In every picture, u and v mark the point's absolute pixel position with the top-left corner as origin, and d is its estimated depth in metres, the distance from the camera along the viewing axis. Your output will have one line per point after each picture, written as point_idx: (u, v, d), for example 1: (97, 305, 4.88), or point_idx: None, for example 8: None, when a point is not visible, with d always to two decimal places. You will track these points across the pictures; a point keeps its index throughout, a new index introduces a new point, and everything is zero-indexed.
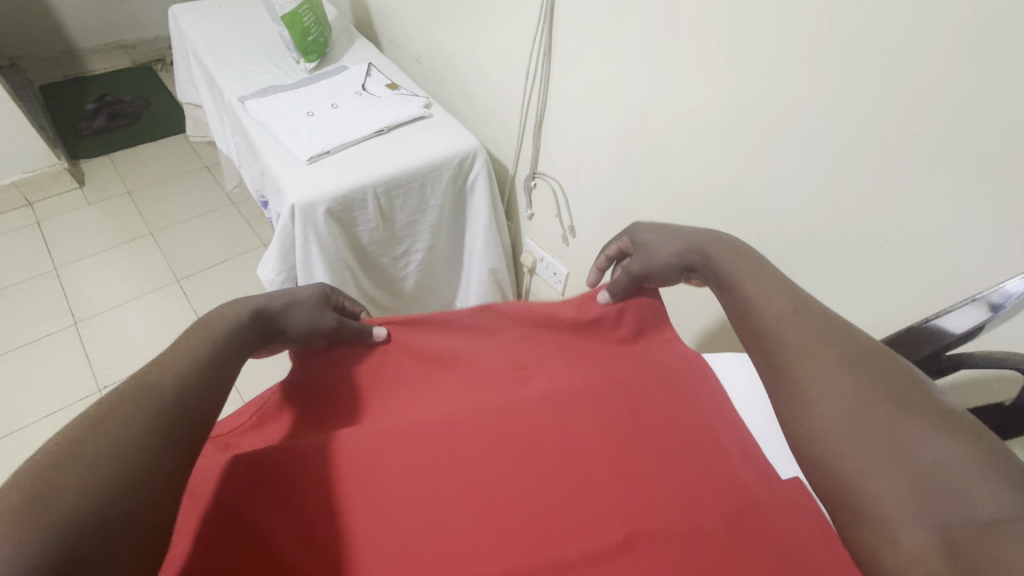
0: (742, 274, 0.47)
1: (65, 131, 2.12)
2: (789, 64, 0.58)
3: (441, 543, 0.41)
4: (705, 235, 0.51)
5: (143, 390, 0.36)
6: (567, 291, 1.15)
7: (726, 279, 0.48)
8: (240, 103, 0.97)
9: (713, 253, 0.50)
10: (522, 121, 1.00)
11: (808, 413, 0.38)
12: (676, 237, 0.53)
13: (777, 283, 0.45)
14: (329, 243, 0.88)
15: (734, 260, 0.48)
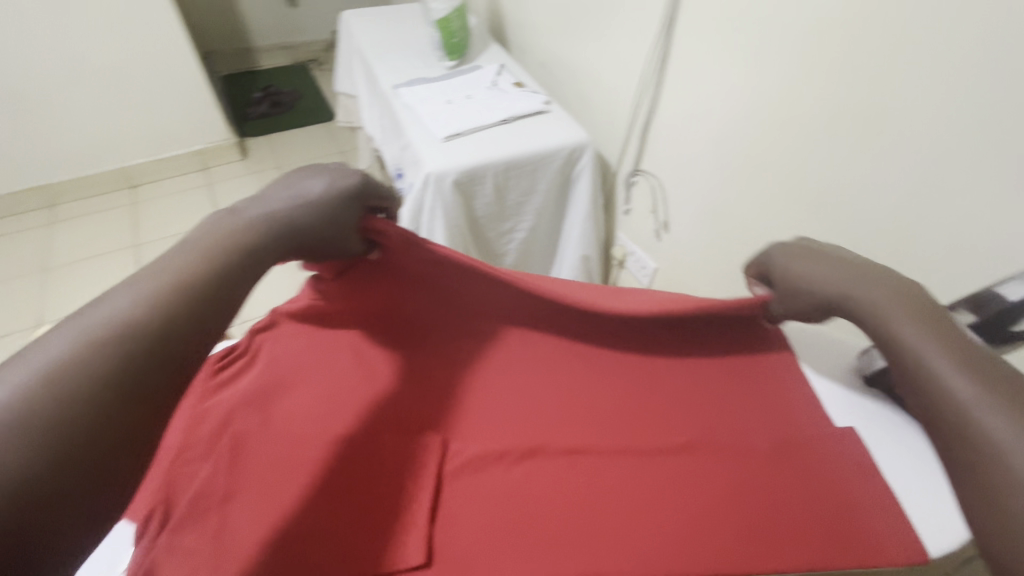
0: (906, 325, 0.38)
1: (236, 113, 2.54)
2: (899, 72, 0.64)
3: (508, 481, 0.46)
4: (873, 272, 0.43)
5: (126, 321, 0.32)
6: (653, 286, 1.22)
7: (873, 323, 0.41)
8: (394, 89, 1.15)
9: (872, 291, 0.41)
10: (630, 121, 1.10)
11: (994, 498, 0.30)
12: (833, 268, 0.45)
13: (944, 335, 0.37)
14: (451, 209, 1.03)
15: (890, 300, 0.40)
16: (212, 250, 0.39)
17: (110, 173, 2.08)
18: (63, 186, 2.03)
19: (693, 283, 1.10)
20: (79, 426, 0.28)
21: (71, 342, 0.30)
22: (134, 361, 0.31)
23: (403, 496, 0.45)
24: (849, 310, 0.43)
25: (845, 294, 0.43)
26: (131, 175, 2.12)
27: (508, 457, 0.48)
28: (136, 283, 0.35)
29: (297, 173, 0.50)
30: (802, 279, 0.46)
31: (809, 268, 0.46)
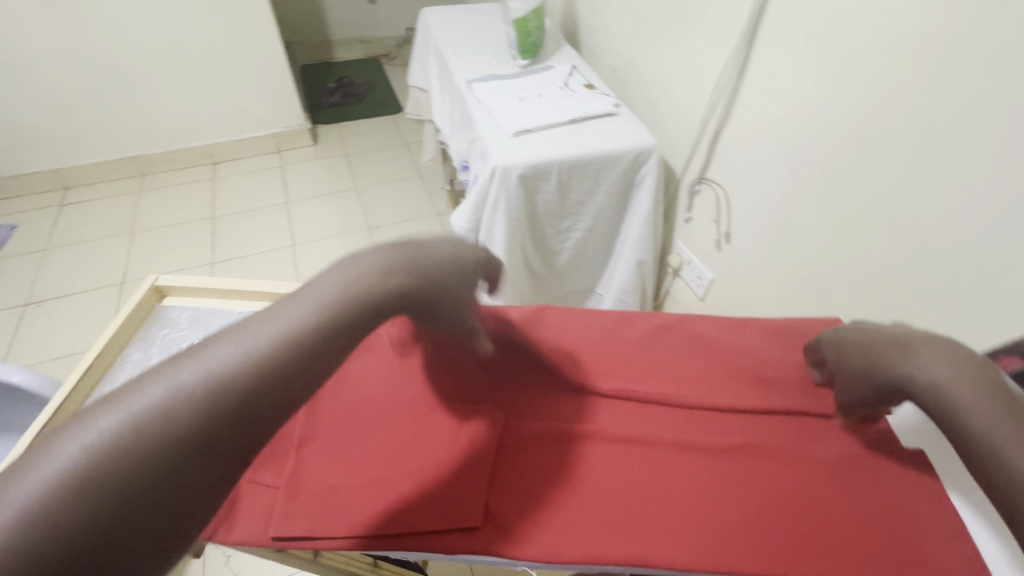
0: (981, 414, 0.36)
1: (311, 101, 2.67)
2: (998, 93, 0.61)
3: (565, 461, 0.47)
4: (948, 354, 0.40)
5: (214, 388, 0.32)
6: (707, 296, 1.20)
7: (943, 415, 0.38)
8: (467, 84, 1.19)
9: (941, 379, 0.39)
10: (700, 129, 1.09)
11: None
12: (916, 354, 0.41)
13: (1006, 402, 0.36)
14: (513, 202, 1.05)
15: (966, 391, 0.37)
16: (331, 301, 0.37)
17: (195, 150, 2.24)
18: (153, 159, 2.20)
19: (751, 297, 1.08)
20: (138, 491, 0.29)
21: (163, 398, 0.31)
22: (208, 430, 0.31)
23: (463, 462, 0.46)
24: (921, 402, 0.40)
25: (916, 383, 0.40)
26: (213, 153, 2.27)
27: (564, 438, 0.49)
28: (253, 326, 0.35)
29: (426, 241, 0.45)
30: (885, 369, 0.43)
31: (891, 354, 0.43)
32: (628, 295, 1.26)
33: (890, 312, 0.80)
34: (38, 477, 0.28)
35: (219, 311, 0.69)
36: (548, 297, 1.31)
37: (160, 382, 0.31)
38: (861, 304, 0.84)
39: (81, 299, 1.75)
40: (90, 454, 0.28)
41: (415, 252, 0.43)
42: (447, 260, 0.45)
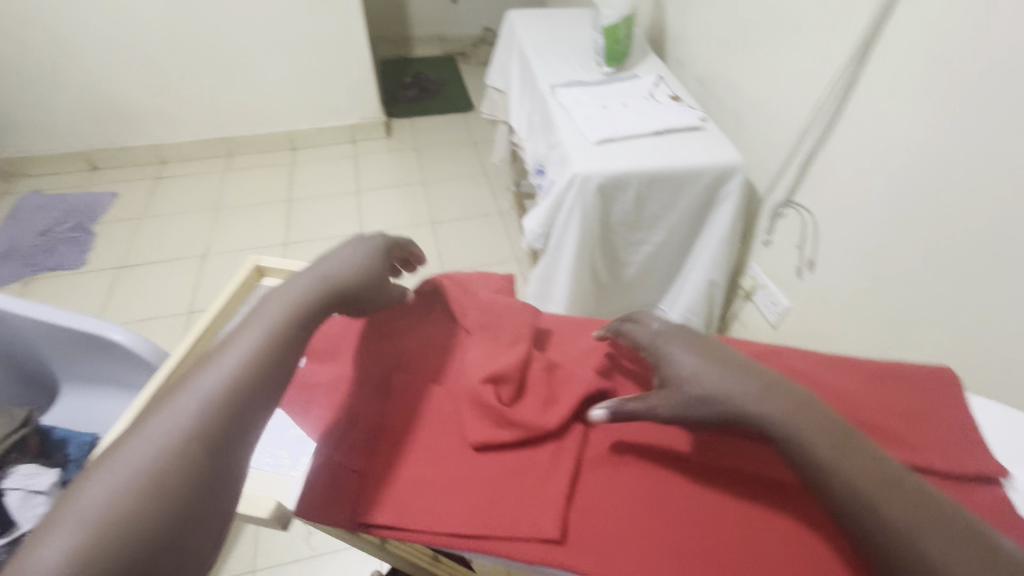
0: (784, 421, 0.42)
1: (387, 94, 2.76)
2: None
3: (647, 484, 0.46)
4: (729, 358, 0.47)
5: (192, 424, 0.41)
6: (781, 325, 1.15)
7: (755, 423, 0.43)
8: (551, 88, 1.19)
9: (734, 384, 0.45)
10: (791, 150, 1.03)
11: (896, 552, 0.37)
12: (704, 356, 0.47)
13: (809, 422, 0.42)
14: (589, 211, 1.04)
15: (757, 399, 0.43)
16: (259, 341, 0.46)
17: (278, 135, 2.36)
18: (240, 141, 2.34)
19: (831, 330, 1.02)
20: (152, 511, 0.37)
21: (155, 444, 0.39)
22: (190, 454, 0.39)
23: (544, 472, 0.46)
24: (718, 406, 0.44)
25: (712, 384, 0.45)
26: (294, 139, 2.39)
27: (649, 460, 0.48)
28: (201, 377, 0.43)
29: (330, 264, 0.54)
30: (674, 365, 0.48)
31: (683, 355, 0.48)
32: (694, 314, 1.22)
33: (999, 365, 0.73)
34: (79, 513, 0.36)
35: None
36: (611, 307, 1.30)
37: (138, 436, 0.40)
38: (963, 352, 0.77)
39: (168, 267, 1.89)
40: (102, 501, 0.36)
41: (331, 263, 0.54)
42: (361, 254, 0.56)
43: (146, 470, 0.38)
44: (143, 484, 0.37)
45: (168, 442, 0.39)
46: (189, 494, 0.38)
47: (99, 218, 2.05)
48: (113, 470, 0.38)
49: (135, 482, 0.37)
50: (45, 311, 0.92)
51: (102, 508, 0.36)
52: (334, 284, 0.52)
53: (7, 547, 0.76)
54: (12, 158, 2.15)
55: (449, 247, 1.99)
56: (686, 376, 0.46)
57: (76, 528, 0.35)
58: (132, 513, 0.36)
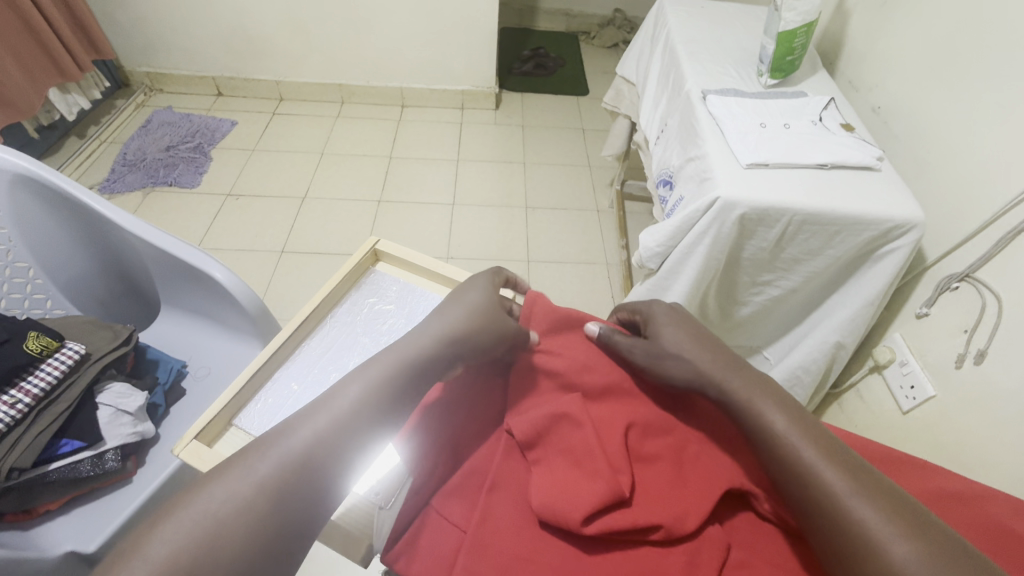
0: (712, 368, 0.47)
1: (502, 65, 2.68)
2: None
3: None
4: (705, 335, 0.51)
5: (299, 462, 0.38)
6: (914, 413, 0.97)
7: (703, 377, 0.47)
8: (702, 94, 1.06)
9: (698, 348, 0.49)
10: (992, 217, 0.85)
11: (809, 467, 0.39)
12: (676, 325, 0.52)
13: (727, 359, 0.48)
14: (722, 239, 0.92)
15: (716, 364, 0.48)
16: (381, 378, 0.44)
17: (390, 89, 2.36)
18: (355, 89, 2.36)
19: (980, 441, 0.83)
20: (247, 540, 0.34)
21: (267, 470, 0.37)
22: (288, 494, 0.37)
23: None
24: (678, 358, 0.49)
25: (676, 346, 0.50)
26: (405, 96, 2.39)
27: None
28: (315, 411, 0.41)
29: (451, 302, 0.52)
30: (658, 332, 0.52)
31: (659, 323, 0.54)
32: (808, 374, 1.07)
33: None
34: (182, 523, 0.34)
35: (421, 289, 0.68)
36: None
37: (249, 460, 0.38)
38: None
39: (269, 202, 1.95)
40: (205, 519, 0.34)
41: (463, 302, 0.52)
42: (489, 300, 0.53)
43: (274, 483, 0.37)
44: (267, 497, 0.36)
45: (276, 473, 0.37)
46: (280, 531, 0.36)
47: (216, 143, 2.15)
48: (246, 473, 0.37)
49: (237, 508, 0.35)
50: (160, 237, 0.93)
51: (185, 543, 0.33)
52: (475, 330, 0.49)
53: (91, 460, 0.78)
54: (153, 73, 2.29)
55: (537, 235, 1.91)
56: (664, 337, 0.51)
57: (190, 530, 0.34)
58: (264, 525, 0.35)
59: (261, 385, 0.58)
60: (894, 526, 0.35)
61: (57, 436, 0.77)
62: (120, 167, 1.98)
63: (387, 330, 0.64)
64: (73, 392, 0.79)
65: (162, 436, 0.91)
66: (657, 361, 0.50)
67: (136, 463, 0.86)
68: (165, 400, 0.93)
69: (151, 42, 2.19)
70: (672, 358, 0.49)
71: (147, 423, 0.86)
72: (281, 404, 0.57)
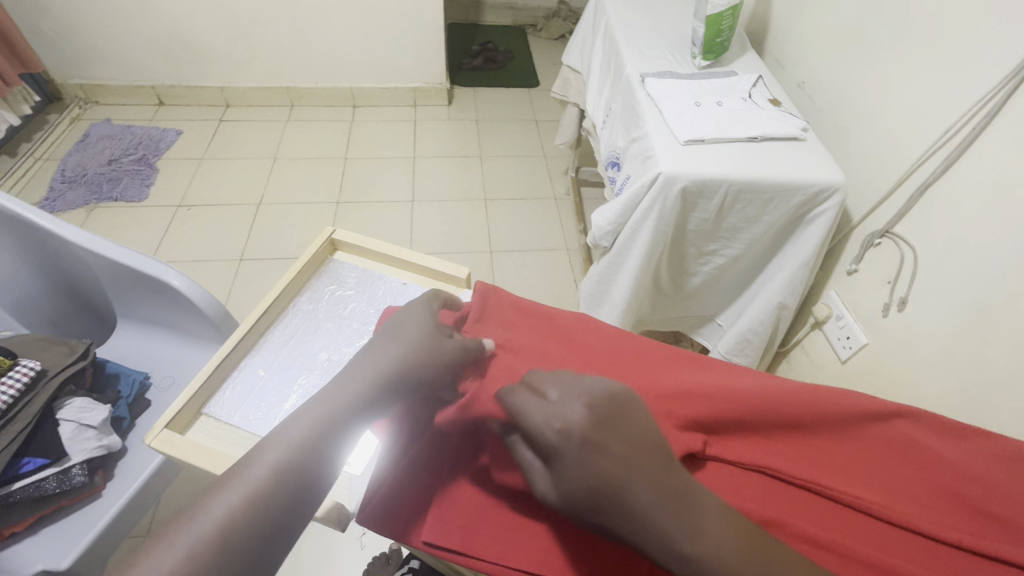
0: (648, 517, 0.35)
1: (453, 61, 2.69)
2: None
3: None
4: (630, 451, 0.38)
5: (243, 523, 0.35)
6: (851, 362, 1.05)
7: (633, 530, 0.35)
8: (640, 77, 1.11)
9: (630, 489, 0.35)
10: (903, 176, 0.93)
11: None
12: (592, 462, 0.36)
13: (660, 494, 0.36)
14: (666, 213, 0.98)
15: (660, 505, 0.35)
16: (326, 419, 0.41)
17: (340, 90, 2.34)
18: (304, 92, 2.33)
19: (908, 380, 0.92)
20: None
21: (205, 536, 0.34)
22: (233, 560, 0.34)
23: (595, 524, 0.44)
24: (602, 514, 0.36)
25: (600, 494, 0.36)
26: (356, 97, 2.37)
27: None
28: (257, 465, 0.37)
29: (388, 336, 0.48)
30: (568, 475, 0.37)
31: (570, 459, 0.37)
32: (756, 335, 1.14)
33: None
34: None
35: (380, 275, 0.70)
36: (667, 314, 1.25)
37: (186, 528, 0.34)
38: None
39: (223, 211, 1.91)
40: None
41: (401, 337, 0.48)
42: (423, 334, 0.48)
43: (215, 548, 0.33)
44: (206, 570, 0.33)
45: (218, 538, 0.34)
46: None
47: (162, 154, 2.08)
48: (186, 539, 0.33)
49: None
50: (110, 248, 0.91)
51: None
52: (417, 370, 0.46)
53: (56, 476, 0.77)
54: (87, 85, 2.20)
55: (497, 226, 1.95)
56: (575, 487, 0.36)
57: None
58: (266, 519, 0.36)
59: (226, 377, 0.59)
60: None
61: (18, 456, 0.76)
62: (60, 184, 1.90)
63: (350, 315, 0.66)
64: (33, 410, 0.77)
65: (130, 448, 0.90)
66: (583, 516, 0.36)
67: (104, 478, 0.85)
68: (130, 412, 0.92)
69: (82, 53, 2.10)
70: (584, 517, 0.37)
71: (113, 435, 0.86)
72: (248, 391, 0.59)
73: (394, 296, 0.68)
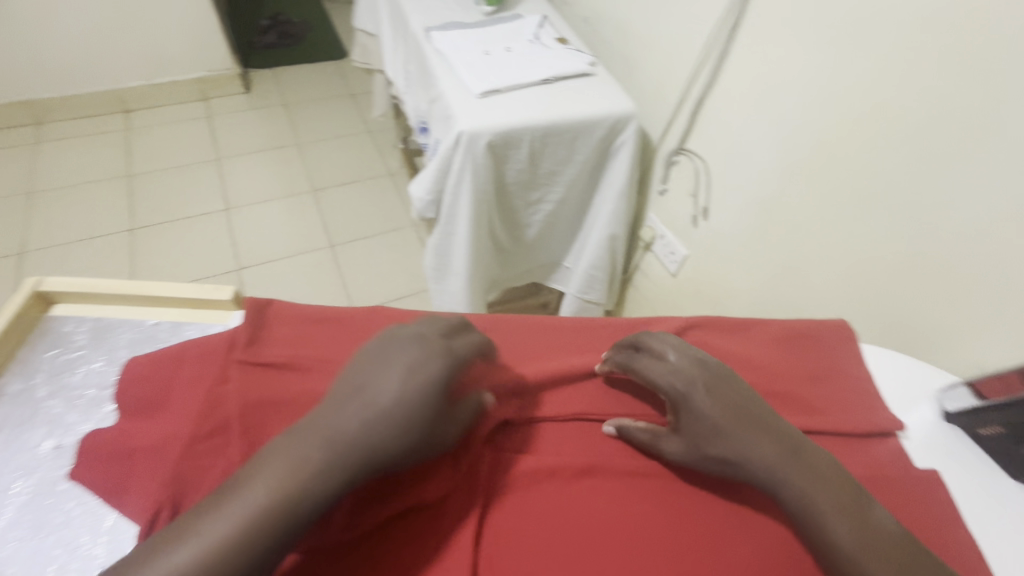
0: (763, 453, 0.41)
1: (241, 41, 2.36)
2: (996, 81, 0.57)
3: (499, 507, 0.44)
4: (748, 405, 0.44)
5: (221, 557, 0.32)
6: (680, 273, 1.15)
7: (741, 460, 0.42)
8: (426, 33, 1.05)
9: (745, 425, 0.42)
10: (682, 94, 1.00)
11: (843, 545, 0.37)
12: (718, 408, 0.43)
13: (779, 437, 0.42)
14: (480, 172, 0.95)
15: (768, 444, 0.42)
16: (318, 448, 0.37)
17: (100, 95, 1.93)
18: (49, 103, 1.89)
19: (724, 278, 1.02)
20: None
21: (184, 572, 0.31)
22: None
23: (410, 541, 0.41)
24: (717, 446, 0.42)
25: (719, 432, 0.43)
26: (124, 99, 1.98)
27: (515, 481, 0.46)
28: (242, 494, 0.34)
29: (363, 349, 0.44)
30: (694, 418, 0.44)
31: (694, 404, 0.44)
32: (598, 271, 1.19)
33: (888, 313, 0.75)
34: None
35: (116, 322, 0.56)
36: (516, 270, 1.25)
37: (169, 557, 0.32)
38: (849, 297, 0.80)
39: None
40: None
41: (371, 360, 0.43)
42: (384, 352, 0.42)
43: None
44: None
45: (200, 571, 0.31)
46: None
47: None
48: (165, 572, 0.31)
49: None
50: None
51: None
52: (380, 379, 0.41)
53: None
54: None
55: (334, 216, 1.79)
56: (700, 423, 0.44)
57: None
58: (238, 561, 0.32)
59: None
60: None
61: None
62: None
63: (78, 386, 0.52)
64: None
65: None
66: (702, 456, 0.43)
67: None
68: None
69: None
70: (703, 453, 0.43)
71: None
72: None
73: (135, 344, 0.54)
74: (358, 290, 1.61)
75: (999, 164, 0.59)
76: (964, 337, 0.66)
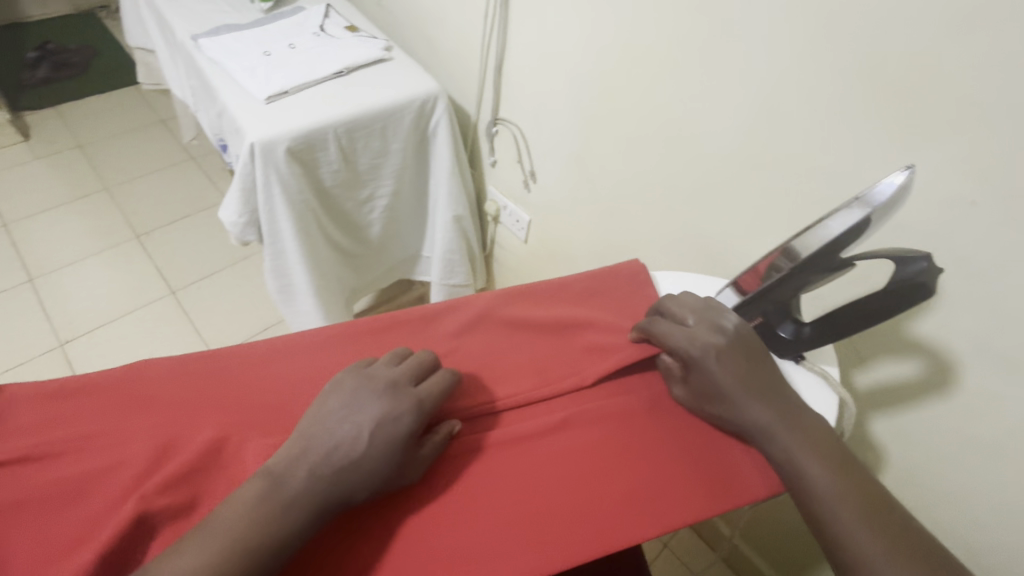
0: (760, 413, 0.46)
1: (6, 81, 1.99)
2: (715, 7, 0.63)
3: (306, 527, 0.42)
4: (760, 367, 0.48)
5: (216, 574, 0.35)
6: (530, 239, 1.18)
7: (739, 414, 0.47)
8: (194, 42, 0.94)
9: (751, 390, 0.47)
10: (482, 64, 1.00)
11: (823, 501, 0.42)
12: (731, 372, 0.47)
13: (777, 397, 0.47)
14: (291, 182, 0.89)
15: (770, 406, 0.46)
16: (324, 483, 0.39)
17: None
18: None
19: (566, 234, 1.06)
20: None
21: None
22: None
23: None
24: (723, 402, 0.47)
25: (723, 392, 0.47)
26: None
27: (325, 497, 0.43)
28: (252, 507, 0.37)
29: (379, 394, 0.44)
30: (705, 377, 0.48)
31: (705, 365, 0.48)
32: (453, 257, 1.18)
33: (694, 236, 0.82)
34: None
35: None
36: (373, 273, 1.20)
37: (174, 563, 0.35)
38: (663, 228, 0.86)
39: None
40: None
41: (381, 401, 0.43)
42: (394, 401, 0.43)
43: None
44: None
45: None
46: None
47: None
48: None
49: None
50: None
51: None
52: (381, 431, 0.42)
53: None
54: None
55: (170, 259, 1.61)
56: (708, 383, 0.48)
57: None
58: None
59: None
60: (892, 563, 0.38)
61: None
62: None
63: None
64: None
65: None
66: (710, 407, 0.48)
67: None
68: None
69: None
70: (710, 405, 0.48)
71: None
72: None
73: None
74: (215, 333, 1.47)
75: (735, 84, 0.65)
76: (752, 241, 0.74)
